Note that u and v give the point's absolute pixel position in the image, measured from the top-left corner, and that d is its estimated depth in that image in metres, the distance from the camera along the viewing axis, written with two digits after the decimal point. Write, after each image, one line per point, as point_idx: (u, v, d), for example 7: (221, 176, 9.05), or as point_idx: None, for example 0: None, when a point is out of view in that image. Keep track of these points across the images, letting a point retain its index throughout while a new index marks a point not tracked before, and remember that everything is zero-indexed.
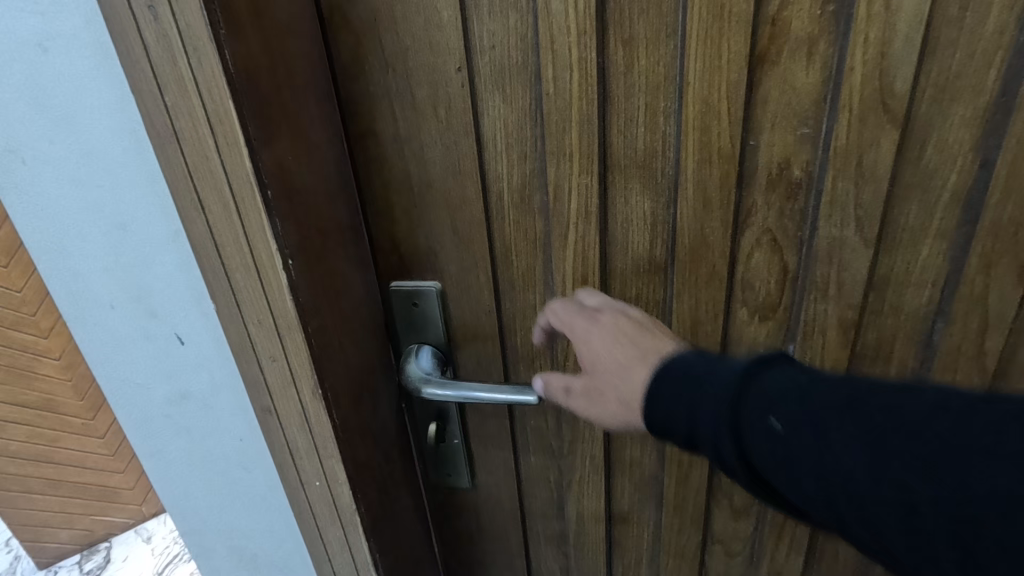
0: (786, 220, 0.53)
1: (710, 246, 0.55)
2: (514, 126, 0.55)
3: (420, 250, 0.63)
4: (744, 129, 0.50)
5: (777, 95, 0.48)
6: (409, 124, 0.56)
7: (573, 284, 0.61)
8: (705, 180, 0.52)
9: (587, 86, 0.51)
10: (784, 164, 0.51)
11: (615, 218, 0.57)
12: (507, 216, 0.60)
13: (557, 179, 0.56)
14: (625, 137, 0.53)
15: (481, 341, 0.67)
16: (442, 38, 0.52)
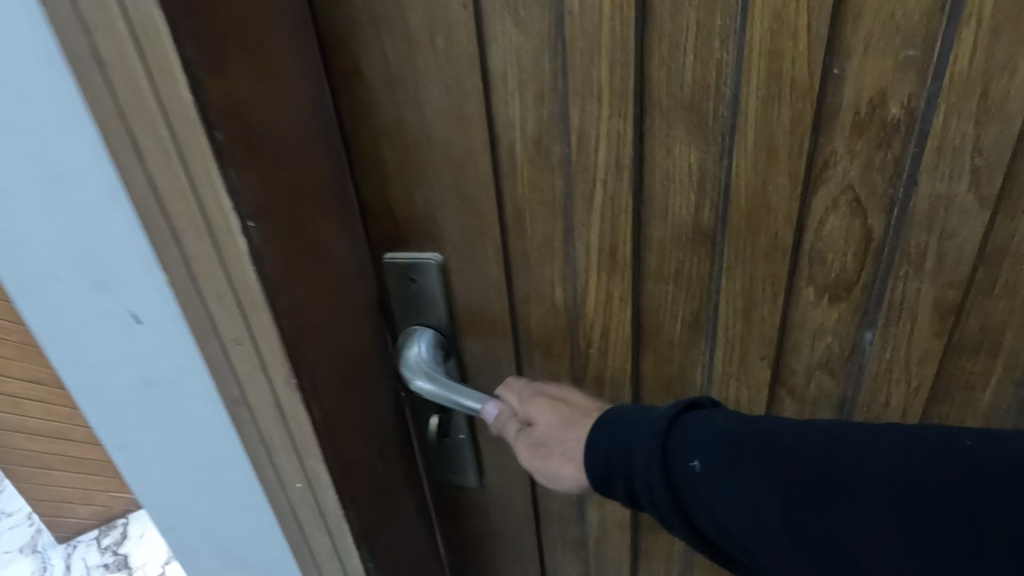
0: (875, 173, 0.42)
1: (773, 210, 0.44)
2: (529, 58, 0.44)
3: (418, 216, 0.53)
4: (827, 53, 0.38)
5: (875, 4, 0.37)
6: (401, 59, 0.46)
7: (598, 257, 0.51)
8: (771, 122, 0.41)
9: (621, 1, 0.40)
10: (878, 99, 0.39)
11: (652, 174, 0.46)
12: (521, 174, 0.49)
13: (581, 125, 0.45)
14: (670, 68, 0.42)
15: (491, 325, 0.58)
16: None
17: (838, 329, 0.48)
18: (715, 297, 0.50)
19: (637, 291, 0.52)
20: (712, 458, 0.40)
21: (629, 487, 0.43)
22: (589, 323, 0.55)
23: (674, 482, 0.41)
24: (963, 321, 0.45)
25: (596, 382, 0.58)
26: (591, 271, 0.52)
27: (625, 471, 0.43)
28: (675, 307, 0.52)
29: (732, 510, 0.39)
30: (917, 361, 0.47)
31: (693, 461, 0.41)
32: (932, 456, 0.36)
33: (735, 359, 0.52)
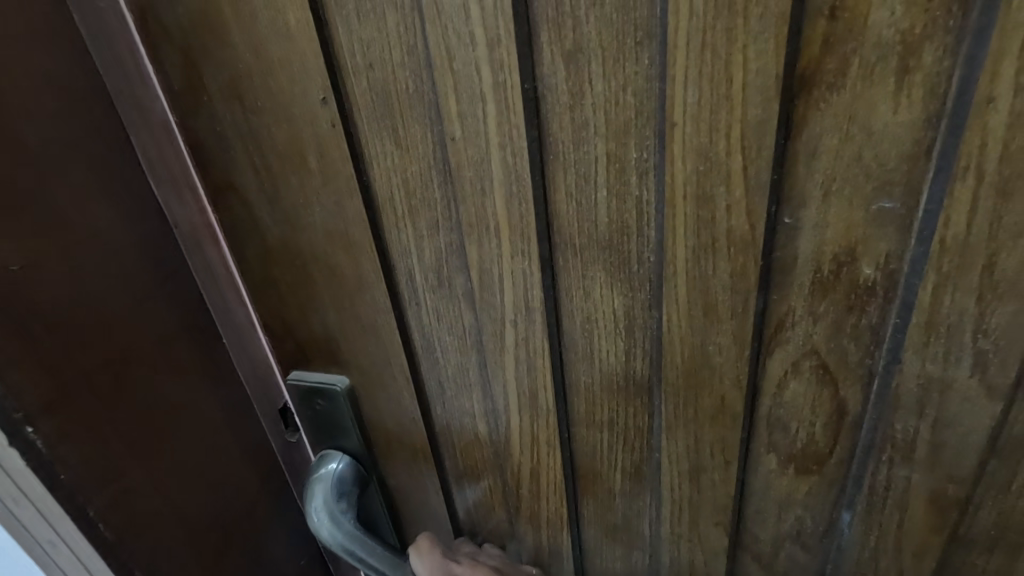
0: (846, 340, 0.32)
1: (717, 372, 0.35)
2: (414, 181, 0.36)
3: (317, 338, 0.46)
4: (772, 200, 0.29)
5: (835, 144, 0.27)
6: (274, 178, 0.39)
7: (517, 399, 0.43)
8: (706, 275, 0.32)
9: (510, 128, 0.32)
10: (845, 257, 0.29)
11: (572, 317, 0.38)
12: (423, 304, 0.41)
13: (480, 260, 0.37)
14: (579, 203, 0.33)
15: (411, 453, 0.50)
16: (292, 54, 0.34)
17: (809, 505, 0.39)
18: (657, 452, 0.41)
19: (566, 436, 0.44)
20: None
21: None
22: (517, 461, 0.47)
23: None
24: (972, 518, 0.35)
25: (532, 522, 0.50)
26: (513, 410, 0.44)
27: None
28: (614, 456, 0.43)
29: None
30: (910, 552, 0.37)
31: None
32: None
33: (685, 520, 0.43)
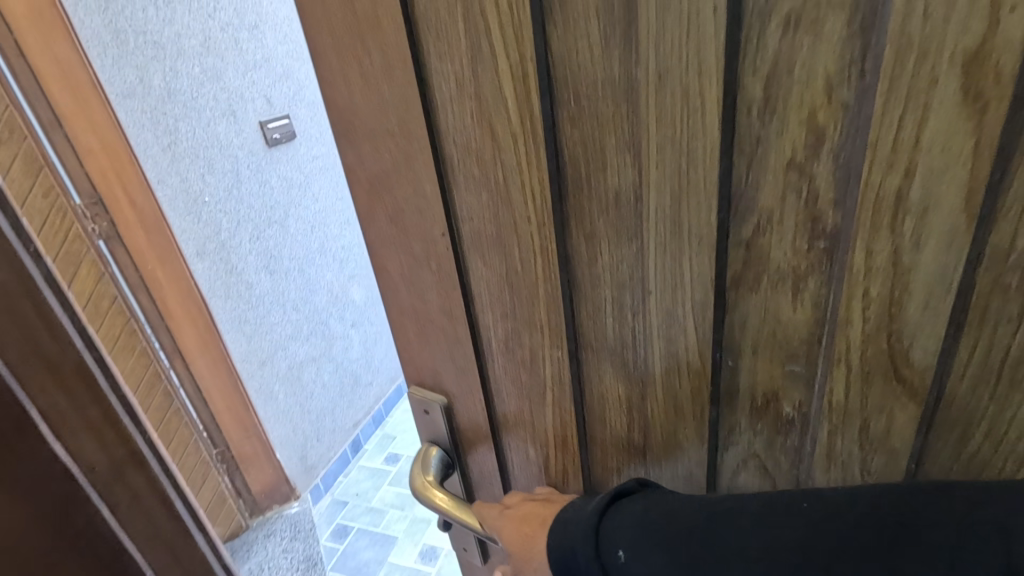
0: (777, 451, 0.43)
1: (681, 452, 0.47)
2: (494, 287, 0.50)
3: (424, 369, 0.61)
4: (717, 349, 0.41)
5: (757, 321, 0.39)
6: (408, 267, 0.55)
7: (552, 437, 0.54)
8: (674, 387, 0.44)
9: (551, 271, 0.45)
10: (771, 396, 0.41)
11: (592, 394, 0.50)
12: (497, 362, 0.54)
13: (531, 346, 0.50)
14: (595, 321, 0.46)
15: (485, 466, 0.62)
16: (424, 205, 0.50)
17: None
18: None
19: (587, 474, 0.54)
20: (639, 549, 0.40)
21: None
22: (552, 484, 0.57)
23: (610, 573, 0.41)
24: None
25: None
26: (550, 448, 0.55)
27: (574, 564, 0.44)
28: None
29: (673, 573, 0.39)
30: None
31: (618, 553, 0.41)
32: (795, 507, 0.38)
33: None
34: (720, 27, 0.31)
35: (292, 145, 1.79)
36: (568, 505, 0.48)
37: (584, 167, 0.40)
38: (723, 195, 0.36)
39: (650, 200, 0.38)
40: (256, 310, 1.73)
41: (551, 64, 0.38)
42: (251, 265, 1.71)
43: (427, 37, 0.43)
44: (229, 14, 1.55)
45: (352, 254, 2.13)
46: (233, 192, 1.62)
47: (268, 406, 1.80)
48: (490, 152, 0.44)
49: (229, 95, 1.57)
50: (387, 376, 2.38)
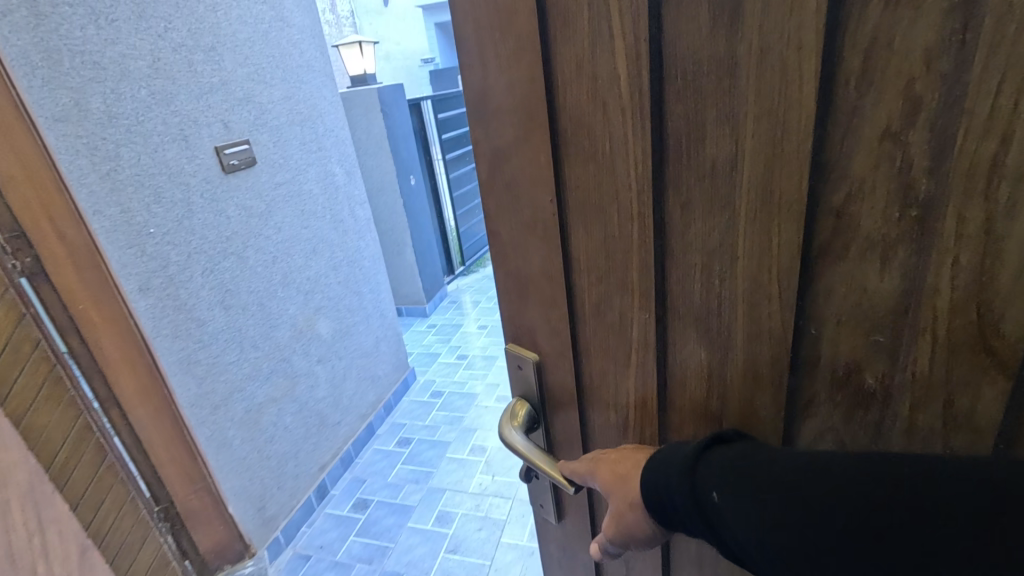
0: (857, 426, 0.44)
1: (757, 418, 0.49)
2: (593, 254, 0.56)
3: (524, 329, 0.68)
4: (799, 317, 0.43)
5: (843, 289, 0.40)
6: (518, 233, 0.62)
7: (633, 399, 0.59)
8: (754, 354, 0.47)
9: (645, 237, 0.50)
10: (852, 369, 0.42)
11: (674, 357, 0.54)
12: (588, 325, 0.60)
13: (622, 308, 0.55)
14: (685, 287, 0.50)
15: (569, 426, 0.68)
16: (540, 178, 0.56)
17: None
18: None
19: (663, 436, 0.58)
20: (727, 487, 0.44)
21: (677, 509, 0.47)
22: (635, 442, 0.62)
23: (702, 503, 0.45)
24: None
25: None
26: (632, 406, 0.60)
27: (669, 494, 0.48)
28: None
29: (759, 508, 0.41)
30: None
31: (711, 493, 0.44)
32: (888, 471, 0.37)
33: None
34: (823, 6, 0.34)
35: (251, 171, 1.97)
36: (667, 447, 0.51)
37: (684, 141, 0.45)
38: (814, 167, 0.38)
39: (744, 169, 0.42)
40: (209, 347, 1.78)
41: (662, 45, 0.43)
42: (204, 301, 1.77)
43: (554, 24, 0.49)
44: (182, 36, 1.70)
45: (315, 284, 2.29)
46: (185, 221, 1.70)
47: (222, 454, 1.82)
48: (600, 129, 0.49)
49: (181, 119, 1.70)
50: (352, 417, 2.54)
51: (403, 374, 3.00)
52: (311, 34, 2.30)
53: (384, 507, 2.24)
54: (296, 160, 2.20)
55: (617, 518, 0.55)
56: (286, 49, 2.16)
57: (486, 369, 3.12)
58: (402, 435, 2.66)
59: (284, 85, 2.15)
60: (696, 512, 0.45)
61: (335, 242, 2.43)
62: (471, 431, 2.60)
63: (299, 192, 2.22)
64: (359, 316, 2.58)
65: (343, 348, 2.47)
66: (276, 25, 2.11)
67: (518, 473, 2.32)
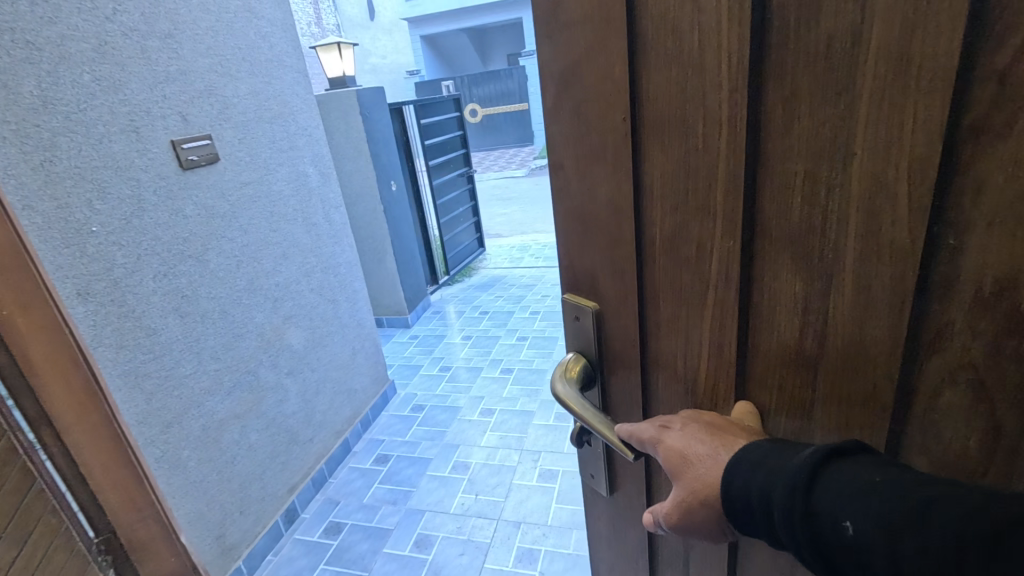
0: (1007, 360, 0.35)
1: (869, 360, 0.41)
2: (668, 176, 0.49)
3: (585, 273, 0.63)
4: (932, 223, 0.35)
5: (999, 180, 0.32)
6: (583, 163, 0.57)
7: (707, 346, 0.52)
8: (868, 275, 0.39)
9: (736, 145, 0.43)
10: (1008, 284, 0.33)
11: (762, 291, 0.47)
12: (658, 262, 0.54)
13: (700, 236, 0.49)
14: (779, 204, 0.43)
15: (628, 385, 0.63)
16: (611, 91, 0.50)
17: None
18: (813, 416, 0.46)
19: (740, 389, 0.51)
20: (856, 512, 0.35)
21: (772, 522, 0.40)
22: (703, 399, 0.55)
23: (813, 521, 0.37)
24: None
25: None
26: (703, 356, 0.53)
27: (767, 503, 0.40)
28: (777, 419, 0.49)
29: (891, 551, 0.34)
30: None
31: (844, 524, 0.36)
32: None
33: None
34: None
35: (213, 169, 1.77)
36: (767, 455, 0.42)
37: (793, 17, 0.38)
38: (972, 18, 0.31)
39: (870, 38, 0.34)
40: (161, 358, 1.58)
41: None
42: (156, 308, 1.57)
43: None
44: (133, 19, 1.50)
45: (284, 291, 2.10)
46: (134, 219, 1.51)
47: (175, 478, 1.62)
48: (688, 21, 0.43)
49: (131, 109, 1.50)
50: (326, 432, 2.36)
51: (381, 387, 2.83)
52: (282, 28, 2.10)
53: (358, 531, 2.05)
54: (264, 159, 2.01)
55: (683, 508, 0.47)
56: (255, 42, 1.97)
57: (470, 382, 2.98)
58: (380, 452, 2.49)
59: (252, 79, 1.95)
60: (811, 546, 0.37)
61: (308, 247, 2.25)
62: (454, 448, 2.44)
63: (268, 194, 2.02)
64: (333, 327, 2.41)
65: (315, 360, 2.29)
66: (244, 16, 1.91)
67: (502, 491, 2.13)
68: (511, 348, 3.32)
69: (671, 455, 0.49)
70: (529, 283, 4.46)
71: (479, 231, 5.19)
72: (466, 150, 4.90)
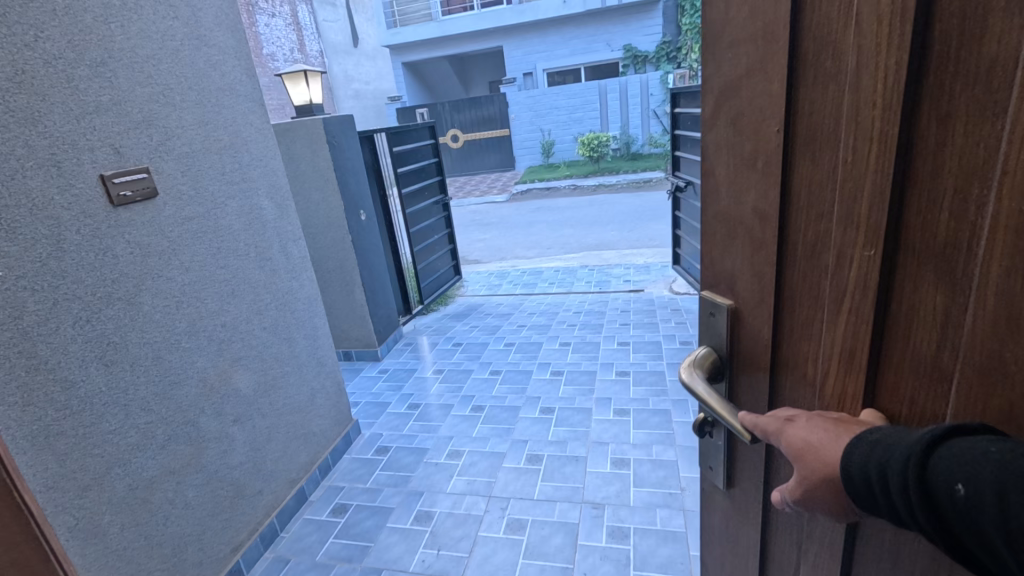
0: None
1: (1014, 383, 0.39)
2: (817, 182, 0.54)
3: (725, 273, 0.70)
4: None
5: None
6: (736, 169, 0.64)
7: (838, 351, 0.54)
8: (1014, 293, 0.38)
9: (884, 160, 0.46)
10: None
11: (899, 304, 0.48)
12: (798, 265, 0.58)
13: (842, 245, 0.52)
14: (925, 219, 0.44)
15: (756, 384, 0.68)
16: (770, 105, 0.56)
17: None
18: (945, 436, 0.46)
19: (870, 399, 0.52)
20: (974, 480, 0.38)
21: (888, 497, 0.43)
22: (827, 406, 0.57)
23: (930, 492, 0.40)
24: None
25: None
26: (833, 364, 0.55)
27: (883, 476, 0.43)
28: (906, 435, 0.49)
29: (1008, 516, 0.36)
30: None
31: (956, 485, 0.38)
32: None
33: None
34: None
35: (150, 205, 1.64)
36: (885, 436, 0.45)
37: (956, 38, 0.39)
38: None
39: None
40: (80, 414, 1.41)
41: None
42: (78, 357, 1.41)
43: None
44: (60, 48, 1.39)
45: (232, 332, 1.95)
46: (51, 261, 1.36)
47: (90, 549, 1.42)
48: (849, 44, 0.47)
49: (52, 142, 1.37)
50: (278, 482, 2.17)
51: (344, 429, 2.66)
52: (235, 56, 2.00)
53: None
54: (212, 193, 1.88)
55: (805, 488, 0.51)
56: (203, 71, 1.86)
57: (439, 422, 2.83)
58: (338, 501, 2.30)
59: (199, 109, 1.83)
60: (927, 513, 0.40)
61: (261, 283, 2.11)
62: (417, 495, 2.28)
63: (214, 229, 1.88)
64: (289, 367, 2.26)
65: (267, 405, 2.12)
66: (191, 45, 1.80)
67: (467, 544, 1.99)
68: (484, 383, 3.19)
69: (794, 444, 0.52)
70: (504, 314, 4.35)
71: (455, 258, 5.10)
72: (441, 176, 4.85)
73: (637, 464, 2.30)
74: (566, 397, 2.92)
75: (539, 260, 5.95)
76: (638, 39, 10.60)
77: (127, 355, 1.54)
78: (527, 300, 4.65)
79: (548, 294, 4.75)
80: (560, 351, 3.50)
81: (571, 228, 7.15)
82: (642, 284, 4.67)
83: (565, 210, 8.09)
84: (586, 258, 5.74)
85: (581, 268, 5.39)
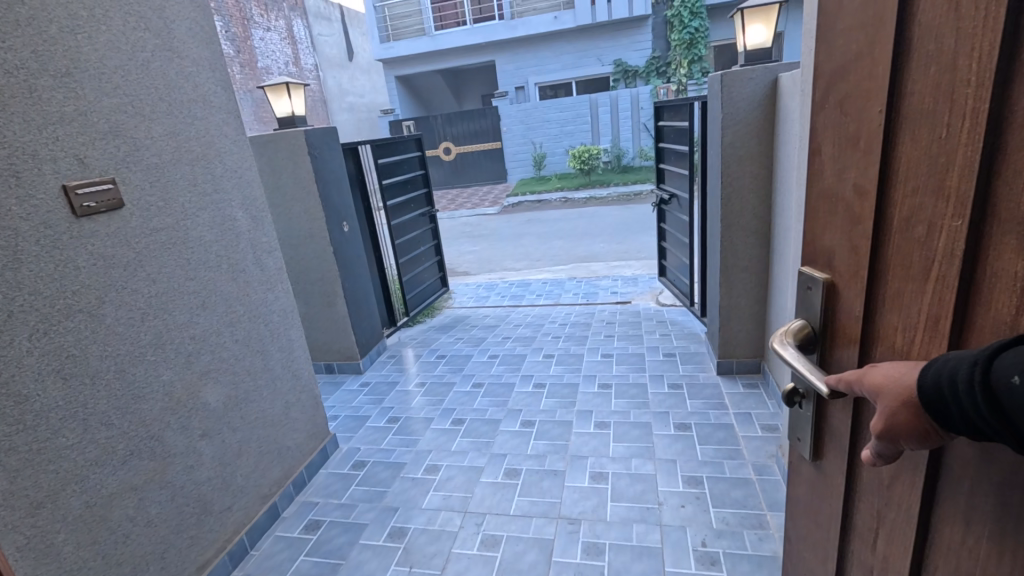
0: None
1: None
2: (913, 160, 0.56)
3: (826, 248, 0.73)
4: None
5: None
6: (840, 149, 0.68)
7: (925, 318, 0.56)
8: None
9: (975, 133, 0.48)
10: None
11: (987, 271, 0.49)
12: (891, 237, 0.60)
13: (931, 217, 0.54)
14: (1013, 187, 0.46)
15: (848, 356, 0.70)
16: (873, 89, 0.60)
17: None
18: None
19: None
20: None
21: (953, 400, 0.49)
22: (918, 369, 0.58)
23: (989, 388, 0.46)
24: None
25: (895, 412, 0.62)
26: (921, 329, 0.57)
27: (949, 382, 0.49)
28: None
29: None
30: None
31: (1013, 376, 0.45)
32: None
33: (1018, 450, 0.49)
34: None
35: (115, 216, 1.62)
36: (955, 354, 0.50)
37: None
38: None
39: None
40: (34, 430, 1.38)
41: None
42: (34, 371, 1.38)
43: None
44: (22, 57, 1.38)
45: (202, 344, 1.92)
46: (7, 272, 1.33)
47: (41, 569, 1.38)
48: (950, 27, 0.50)
49: (11, 152, 1.35)
50: (249, 497, 2.12)
51: (320, 443, 2.62)
52: (209, 68, 2.00)
53: None
54: (182, 204, 1.87)
55: (888, 419, 0.55)
56: (176, 81, 1.86)
57: (419, 435, 2.79)
58: (311, 518, 2.26)
59: (170, 119, 1.83)
60: (988, 406, 0.46)
61: (234, 295, 2.09)
62: (392, 511, 2.24)
63: (184, 240, 1.87)
64: (263, 380, 2.23)
65: (238, 418, 2.08)
66: (164, 56, 1.81)
67: (439, 561, 1.95)
68: (465, 396, 3.16)
69: (874, 380, 0.58)
70: (490, 326, 4.33)
71: (441, 270, 5.10)
72: (427, 189, 4.87)
73: (615, 478, 2.27)
74: (547, 409, 2.89)
75: (528, 272, 5.94)
76: (628, 54, 10.70)
77: (88, 368, 1.51)
78: (513, 312, 4.63)
79: (535, 305, 4.75)
80: (543, 363, 3.48)
81: (561, 240, 7.15)
82: (628, 296, 4.66)
83: (554, 222, 8.11)
84: (574, 271, 5.74)
85: (569, 280, 5.38)
